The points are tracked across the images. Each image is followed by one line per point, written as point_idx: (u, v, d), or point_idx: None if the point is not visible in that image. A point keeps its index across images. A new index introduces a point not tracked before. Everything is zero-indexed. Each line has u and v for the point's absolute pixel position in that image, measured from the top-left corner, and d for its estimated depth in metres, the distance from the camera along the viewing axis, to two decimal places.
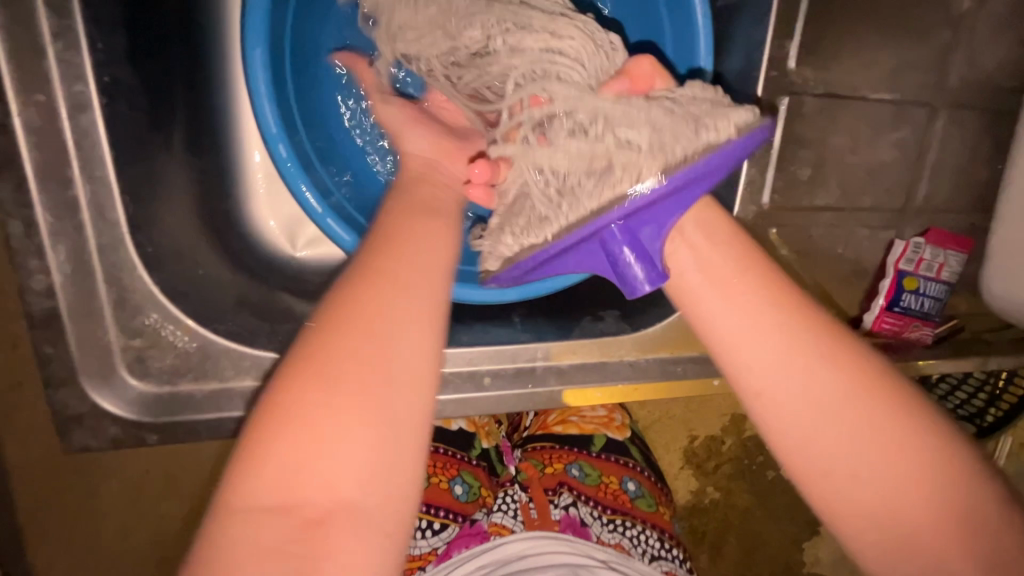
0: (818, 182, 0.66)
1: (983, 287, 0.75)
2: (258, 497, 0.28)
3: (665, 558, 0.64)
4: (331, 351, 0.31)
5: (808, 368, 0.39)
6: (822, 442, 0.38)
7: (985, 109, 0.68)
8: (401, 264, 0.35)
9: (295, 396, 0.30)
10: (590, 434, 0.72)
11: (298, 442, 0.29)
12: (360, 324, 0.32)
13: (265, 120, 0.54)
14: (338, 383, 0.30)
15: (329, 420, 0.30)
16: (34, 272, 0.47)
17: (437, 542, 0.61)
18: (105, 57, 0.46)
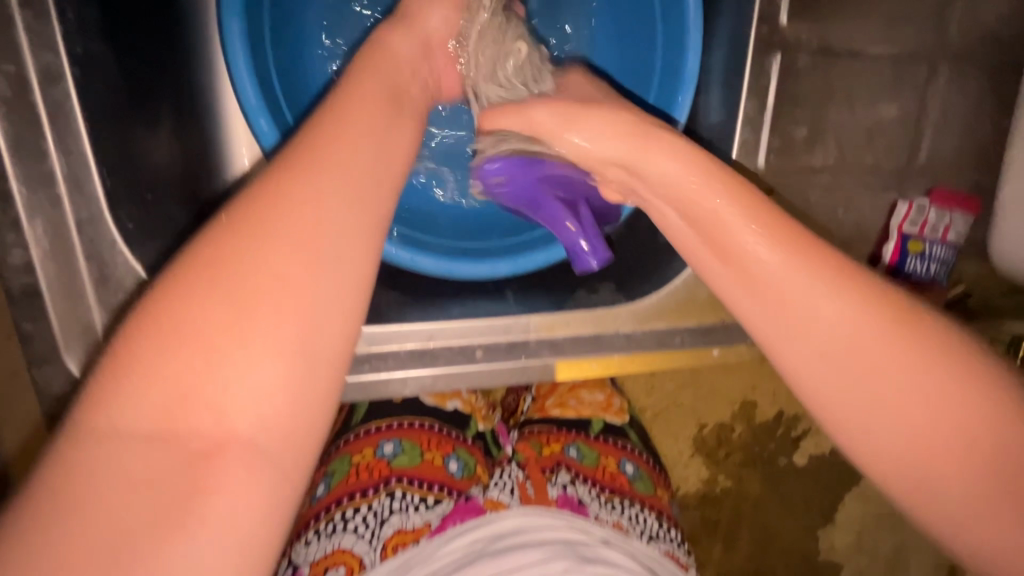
0: (815, 143, 0.64)
1: (991, 248, 0.72)
2: (134, 410, 0.26)
3: (662, 538, 0.63)
4: (231, 259, 0.29)
5: (832, 313, 0.34)
6: (843, 389, 0.34)
7: (987, 62, 0.65)
8: (333, 180, 0.32)
9: (184, 307, 0.28)
10: (588, 417, 0.71)
11: (182, 355, 0.27)
12: (265, 232, 0.29)
13: (245, 90, 0.52)
14: (238, 292, 0.28)
15: (218, 331, 0.27)
16: (10, 247, 0.46)
17: (431, 516, 0.56)
18: (76, 28, 0.46)
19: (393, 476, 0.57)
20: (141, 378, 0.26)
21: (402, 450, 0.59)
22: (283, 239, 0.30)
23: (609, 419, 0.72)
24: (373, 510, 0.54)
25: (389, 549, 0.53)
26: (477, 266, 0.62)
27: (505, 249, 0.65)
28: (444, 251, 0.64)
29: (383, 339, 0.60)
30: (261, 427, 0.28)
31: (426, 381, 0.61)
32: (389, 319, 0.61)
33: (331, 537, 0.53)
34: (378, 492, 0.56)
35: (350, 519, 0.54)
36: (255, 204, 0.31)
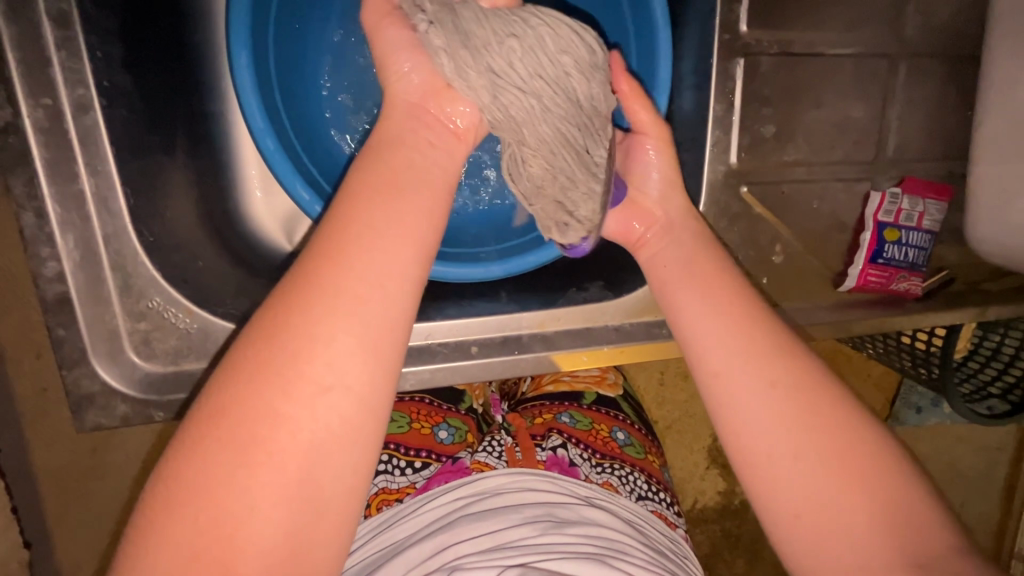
0: (785, 139, 0.68)
1: (968, 232, 0.75)
2: (173, 528, 0.33)
3: (651, 498, 0.70)
4: (242, 410, 0.34)
5: (770, 380, 0.45)
6: (773, 450, 0.44)
7: (946, 57, 0.69)
8: (347, 306, 0.36)
9: (206, 451, 0.33)
10: (580, 390, 0.81)
11: (209, 493, 0.33)
12: (271, 381, 0.34)
13: (253, 115, 0.58)
14: (245, 445, 0.33)
15: (233, 476, 0.33)
16: (46, 260, 0.51)
17: (416, 477, 0.66)
18: (103, 64, 0.52)
19: (381, 444, 0.68)
20: (208, 457, 0.33)
21: (391, 420, 0.71)
22: (318, 347, 0.35)
23: (602, 392, 0.82)
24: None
25: (374, 505, 0.65)
26: (471, 269, 0.66)
27: (498, 252, 0.69)
28: (438, 256, 0.68)
29: None
30: (273, 546, 0.33)
31: (425, 377, 0.64)
32: None
33: None
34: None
35: None
36: (295, 303, 0.36)
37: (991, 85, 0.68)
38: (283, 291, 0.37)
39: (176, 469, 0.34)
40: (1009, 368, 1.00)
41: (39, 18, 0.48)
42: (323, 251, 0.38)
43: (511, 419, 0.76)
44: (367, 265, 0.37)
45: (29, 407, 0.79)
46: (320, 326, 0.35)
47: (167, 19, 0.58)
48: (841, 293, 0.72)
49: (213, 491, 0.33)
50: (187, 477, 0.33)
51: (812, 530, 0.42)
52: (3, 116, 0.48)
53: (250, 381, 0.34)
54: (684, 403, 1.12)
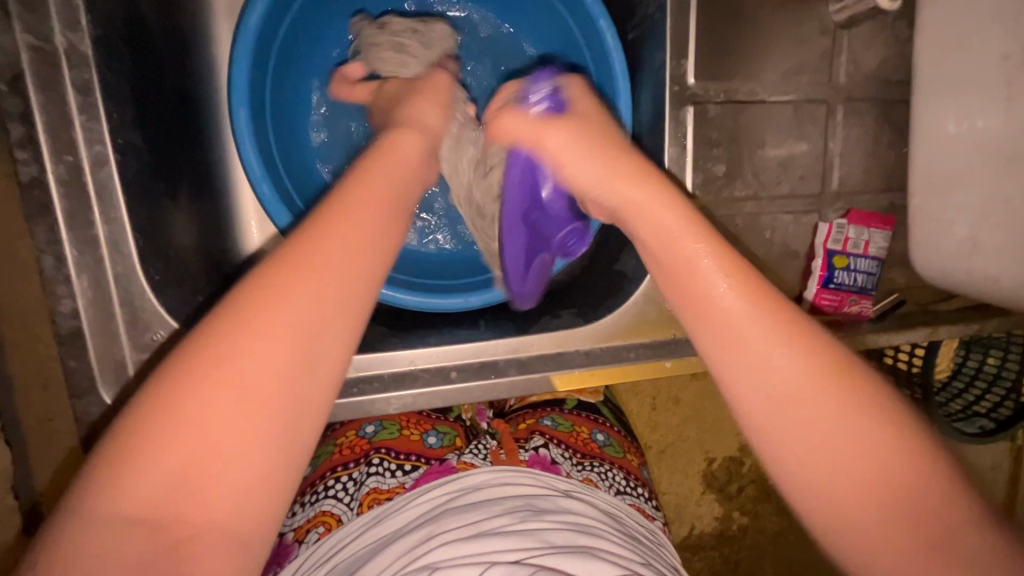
0: (735, 176, 0.75)
1: (913, 257, 0.81)
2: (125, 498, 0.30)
3: (630, 492, 0.80)
4: (200, 388, 0.32)
5: (778, 362, 0.40)
6: (795, 437, 0.39)
7: (877, 101, 0.77)
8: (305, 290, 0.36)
9: (171, 419, 0.31)
10: (563, 397, 0.92)
11: (161, 473, 0.31)
12: (234, 358, 0.33)
13: (251, 163, 0.65)
14: (210, 421, 0.31)
15: (197, 443, 0.31)
16: (61, 297, 0.57)
17: (405, 479, 0.73)
18: (119, 124, 0.58)
19: (373, 449, 0.75)
20: (155, 461, 0.31)
21: (383, 428, 0.79)
22: (264, 328, 0.34)
23: (582, 398, 0.94)
24: (354, 478, 0.73)
25: (366, 503, 0.70)
26: (451, 300, 0.72)
27: (476, 285, 0.75)
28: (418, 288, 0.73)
29: (367, 365, 0.69)
30: (233, 526, 0.32)
31: (408, 401, 0.69)
32: (374, 347, 0.70)
33: (320, 501, 0.73)
34: (359, 463, 0.74)
35: (333, 488, 0.73)
36: (249, 291, 0.35)
37: (919, 126, 0.75)
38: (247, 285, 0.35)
39: (115, 469, 0.31)
40: (992, 388, 1.04)
41: (64, 86, 0.55)
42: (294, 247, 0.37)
43: (496, 425, 0.87)
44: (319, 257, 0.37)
45: (35, 436, 0.83)
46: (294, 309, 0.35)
47: (173, 79, 0.66)
48: None
49: (166, 479, 0.31)
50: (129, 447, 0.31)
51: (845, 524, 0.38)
52: (30, 172, 0.55)
53: (191, 370, 0.32)
54: (677, 428, 1.16)
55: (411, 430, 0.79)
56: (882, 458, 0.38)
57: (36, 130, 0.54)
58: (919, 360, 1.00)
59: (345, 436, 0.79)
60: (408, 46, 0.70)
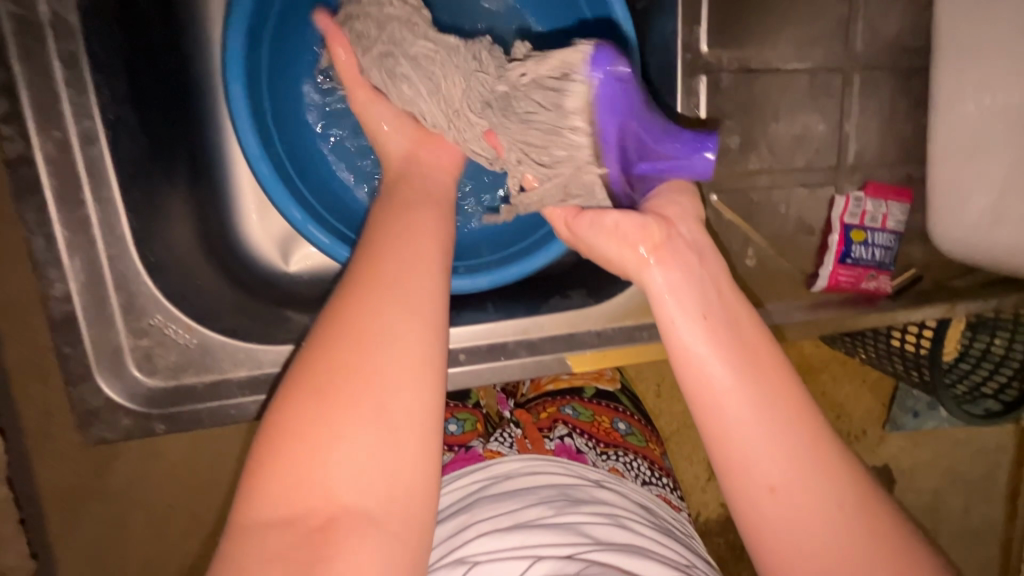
0: (748, 149, 0.73)
1: (931, 231, 0.78)
2: (270, 496, 0.35)
3: (655, 484, 0.81)
4: (325, 386, 0.36)
5: (757, 398, 0.45)
6: (755, 463, 0.44)
7: (894, 69, 0.75)
8: (397, 278, 0.41)
9: (294, 419, 0.36)
10: (580, 385, 0.94)
11: (298, 458, 0.35)
12: (354, 362, 0.37)
13: (248, 142, 0.62)
14: (329, 419, 0.36)
15: (326, 434, 0.35)
16: (54, 281, 0.54)
17: (429, 466, 0.76)
18: (108, 99, 0.56)
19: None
20: (291, 469, 0.35)
21: None
22: (379, 321, 0.39)
23: (600, 385, 0.96)
24: None
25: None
26: (457, 281, 0.69)
27: (483, 265, 0.72)
28: None
29: None
30: (374, 510, 0.35)
31: None
32: None
33: None
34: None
35: None
36: (354, 308, 0.39)
37: (937, 94, 0.73)
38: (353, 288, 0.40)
39: (263, 475, 0.35)
40: (999, 369, 1.02)
41: (50, 59, 0.52)
42: (371, 254, 0.42)
43: (518, 414, 0.88)
44: (404, 270, 0.41)
45: (33, 430, 0.81)
46: (398, 310, 0.39)
47: (169, 60, 0.63)
48: (813, 293, 0.76)
49: (300, 488, 0.35)
50: (276, 443, 0.36)
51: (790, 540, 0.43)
52: (17, 149, 0.52)
53: (322, 385, 0.37)
54: (683, 413, 1.14)
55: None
56: (815, 482, 0.44)
57: (21, 105, 0.52)
58: (926, 344, 0.98)
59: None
60: (432, 65, 0.56)
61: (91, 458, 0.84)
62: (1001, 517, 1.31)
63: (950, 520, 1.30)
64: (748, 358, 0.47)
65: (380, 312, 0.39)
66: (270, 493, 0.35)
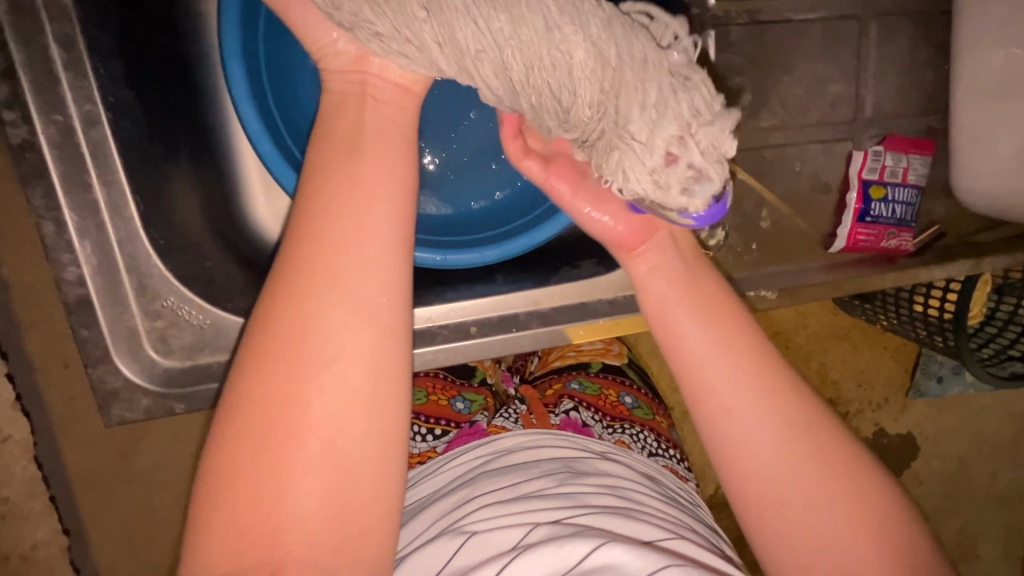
0: (761, 106, 0.70)
1: (955, 184, 0.75)
2: (217, 517, 0.35)
3: (661, 454, 0.81)
4: (267, 400, 0.36)
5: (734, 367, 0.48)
6: (753, 433, 0.47)
7: (913, 13, 0.71)
8: (335, 264, 0.39)
9: (239, 437, 0.36)
10: (587, 360, 0.94)
11: (238, 486, 0.35)
12: (292, 372, 0.37)
13: (249, 120, 0.61)
14: (273, 439, 0.36)
15: (270, 450, 0.36)
16: (66, 265, 0.55)
17: (436, 442, 0.77)
18: (107, 81, 0.55)
19: None
20: (247, 441, 0.36)
21: (410, 394, 0.83)
22: (320, 319, 0.38)
23: (607, 361, 0.96)
24: None
25: None
26: (467, 255, 0.68)
27: (491, 238, 0.71)
28: (428, 243, 0.70)
29: None
30: (318, 534, 0.36)
31: (428, 358, 0.67)
32: None
33: None
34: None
35: None
36: (297, 265, 0.39)
37: (962, 38, 0.69)
38: (288, 286, 0.38)
39: (222, 440, 0.36)
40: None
41: (46, 40, 0.52)
42: (307, 231, 0.39)
43: (524, 390, 0.88)
44: (350, 218, 0.40)
45: (59, 416, 0.83)
46: (341, 310, 0.38)
47: (162, 39, 0.62)
48: (830, 254, 0.74)
49: (241, 515, 0.35)
50: (219, 464, 0.36)
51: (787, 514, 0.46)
52: (20, 134, 0.52)
53: (275, 346, 0.37)
54: None
55: (438, 395, 0.83)
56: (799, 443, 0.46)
57: (23, 89, 0.52)
58: (952, 307, 0.94)
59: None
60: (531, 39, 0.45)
61: (119, 441, 0.86)
62: None
63: (977, 486, 1.26)
64: (722, 328, 0.49)
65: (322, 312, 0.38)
66: (220, 515, 0.35)
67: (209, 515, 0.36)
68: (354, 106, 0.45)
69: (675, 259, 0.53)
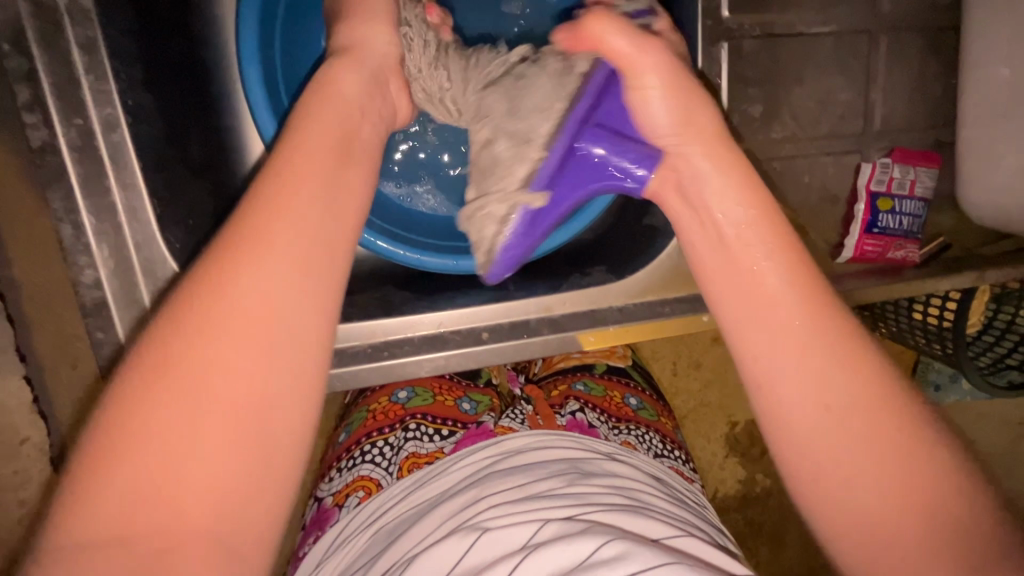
0: (771, 117, 0.71)
1: (960, 197, 0.76)
2: (107, 494, 0.31)
3: (667, 455, 0.81)
4: (190, 370, 0.33)
5: (795, 329, 0.43)
6: (803, 401, 0.42)
7: (923, 28, 0.72)
8: (284, 242, 0.37)
9: (153, 404, 0.32)
10: (592, 362, 0.95)
11: (144, 462, 0.31)
12: (224, 345, 0.34)
13: (264, 123, 0.62)
14: (192, 413, 0.32)
15: (189, 426, 0.32)
16: (83, 267, 0.55)
17: (443, 443, 0.75)
18: (127, 85, 0.56)
19: (409, 415, 0.78)
20: (163, 412, 0.32)
21: (416, 394, 0.82)
22: (261, 294, 0.35)
23: (612, 362, 0.96)
24: (391, 443, 0.76)
25: (406, 466, 0.72)
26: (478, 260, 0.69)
27: None
28: (439, 249, 0.70)
29: (394, 329, 0.67)
30: (223, 525, 0.33)
31: (440, 363, 0.67)
32: (402, 311, 0.68)
33: (359, 465, 0.75)
34: (396, 429, 0.77)
35: (370, 452, 0.76)
36: (246, 237, 0.36)
37: (969, 53, 0.70)
38: (232, 255, 0.36)
39: (129, 409, 0.32)
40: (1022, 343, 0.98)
41: (68, 45, 0.52)
42: (260, 206, 0.38)
43: (529, 391, 0.88)
44: (307, 204, 0.39)
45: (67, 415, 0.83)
46: (286, 290, 0.36)
47: (177, 41, 0.62)
48: (839, 265, 0.74)
49: (139, 493, 0.31)
50: (120, 436, 0.32)
51: (836, 492, 0.40)
52: (41, 136, 0.53)
53: (186, 328, 0.34)
54: (699, 391, 1.14)
55: (444, 396, 0.83)
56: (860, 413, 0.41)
57: (44, 92, 0.52)
58: (950, 315, 0.95)
59: (378, 401, 0.82)
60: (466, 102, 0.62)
61: None
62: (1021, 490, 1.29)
63: None
64: (797, 274, 0.45)
65: (265, 288, 0.35)
66: (110, 491, 0.31)
67: (99, 492, 0.31)
68: (322, 107, 0.44)
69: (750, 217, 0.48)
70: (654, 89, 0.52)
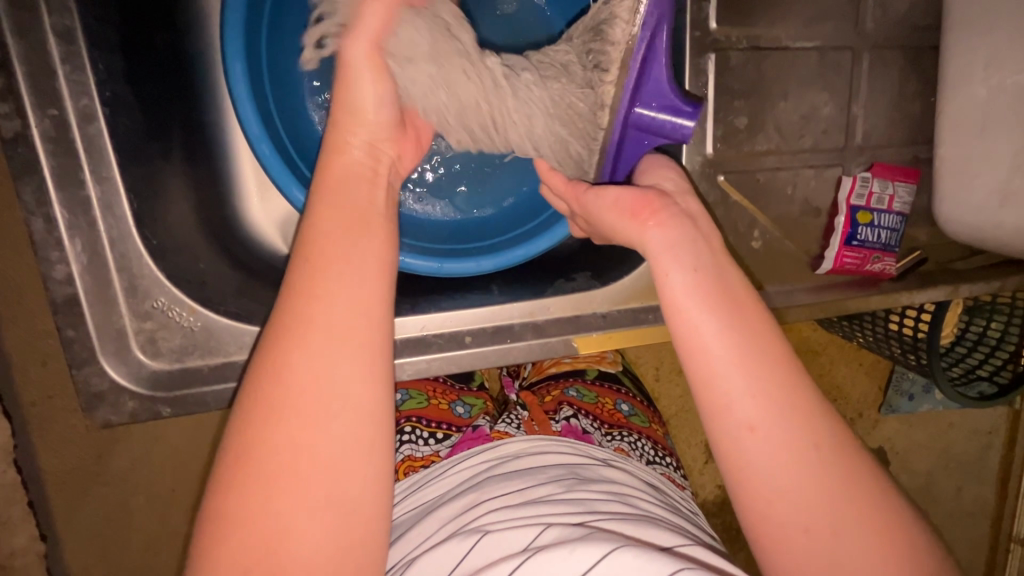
0: (757, 130, 0.72)
1: (936, 212, 0.78)
2: (269, 519, 0.38)
3: (659, 462, 0.82)
4: (299, 410, 0.40)
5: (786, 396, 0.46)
6: (793, 484, 0.45)
7: (904, 47, 0.74)
8: (335, 295, 0.43)
9: (272, 441, 0.39)
10: (583, 367, 0.95)
11: (289, 486, 0.39)
12: (314, 389, 0.40)
13: (248, 120, 0.61)
14: (316, 442, 0.40)
15: (317, 448, 0.40)
16: (54, 263, 0.53)
17: (438, 446, 0.75)
18: (105, 76, 0.54)
19: (403, 418, 0.78)
20: (283, 445, 0.39)
21: (411, 397, 0.82)
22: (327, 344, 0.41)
23: (602, 367, 0.96)
24: None
25: (401, 470, 0.73)
26: (463, 264, 0.69)
27: (487, 248, 0.71)
28: (427, 252, 0.70)
29: None
30: (364, 515, 0.41)
31: (422, 367, 0.67)
32: None
33: None
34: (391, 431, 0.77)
35: None
36: (306, 307, 0.42)
37: (947, 73, 0.72)
38: (298, 318, 0.42)
39: (254, 455, 0.39)
40: (994, 352, 1.00)
41: (43, 33, 0.51)
42: (303, 272, 0.43)
43: (523, 396, 0.88)
44: (349, 259, 0.44)
45: (37, 414, 0.81)
46: (349, 334, 0.42)
47: (163, 35, 0.61)
48: (818, 275, 0.75)
49: (293, 512, 0.39)
50: (261, 476, 0.39)
51: (814, 555, 0.44)
52: (13, 127, 0.51)
53: (272, 389, 0.40)
54: (682, 397, 1.15)
55: (438, 399, 0.83)
56: (832, 482, 0.45)
57: (17, 81, 0.50)
58: (925, 327, 0.97)
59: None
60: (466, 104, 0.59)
61: (97, 442, 0.84)
62: (992, 498, 1.31)
63: (943, 498, 1.30)
64: (751, 336, 0.48)
65: (330, 337, 0.41)
66: (273, 513, 0.38)
67: (264, 517, 0.38)
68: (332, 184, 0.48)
69: (702, 240, 0.52)
70: (689, 278, 0.49)
